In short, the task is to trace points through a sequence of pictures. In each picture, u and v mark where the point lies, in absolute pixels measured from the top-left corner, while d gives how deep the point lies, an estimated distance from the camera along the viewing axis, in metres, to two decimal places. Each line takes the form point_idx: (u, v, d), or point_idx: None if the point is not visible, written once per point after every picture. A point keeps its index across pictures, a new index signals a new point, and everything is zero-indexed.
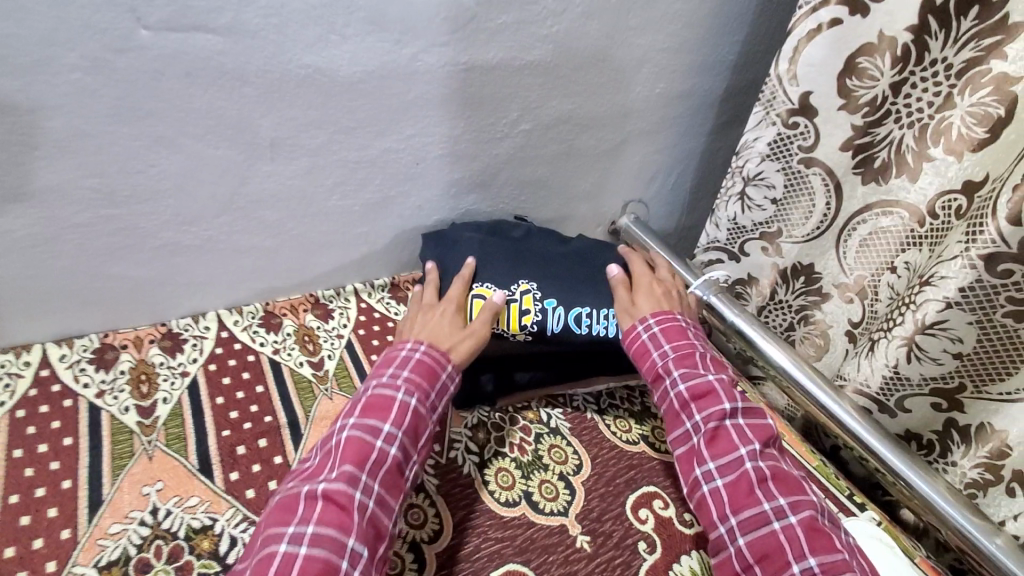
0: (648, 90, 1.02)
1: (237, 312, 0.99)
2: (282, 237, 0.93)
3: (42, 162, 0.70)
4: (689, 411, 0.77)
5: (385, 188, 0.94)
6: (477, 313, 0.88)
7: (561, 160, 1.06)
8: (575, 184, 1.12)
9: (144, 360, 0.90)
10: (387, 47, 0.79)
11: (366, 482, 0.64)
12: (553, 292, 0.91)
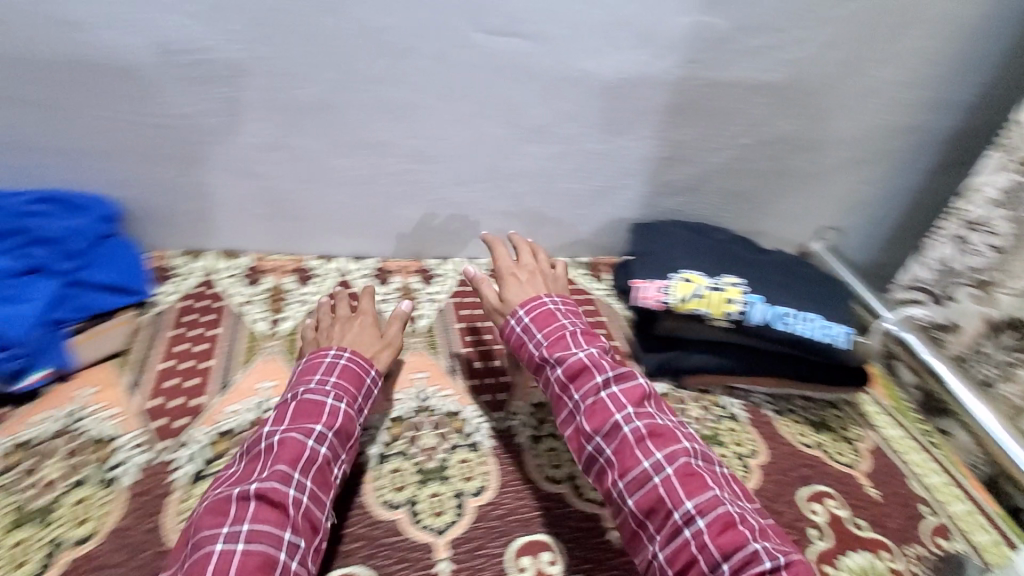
0: (763, 115, 1.18)
1: (355, 265, 1.28)
2: (422, 207, 1.22)
3: (312, 93, 1.00)
4: (646, 445, 0.77)
5: (525, 187, 1.23)
6: (685, 292, 1.10)
7: (677, 145, 1.19)
8: (668, 201, 1.30)
9: (406, 283, 1.26)
10: (588, 39, 1.00)
11: (298, 482, 0.76)
12: (751, 291, 1.12)
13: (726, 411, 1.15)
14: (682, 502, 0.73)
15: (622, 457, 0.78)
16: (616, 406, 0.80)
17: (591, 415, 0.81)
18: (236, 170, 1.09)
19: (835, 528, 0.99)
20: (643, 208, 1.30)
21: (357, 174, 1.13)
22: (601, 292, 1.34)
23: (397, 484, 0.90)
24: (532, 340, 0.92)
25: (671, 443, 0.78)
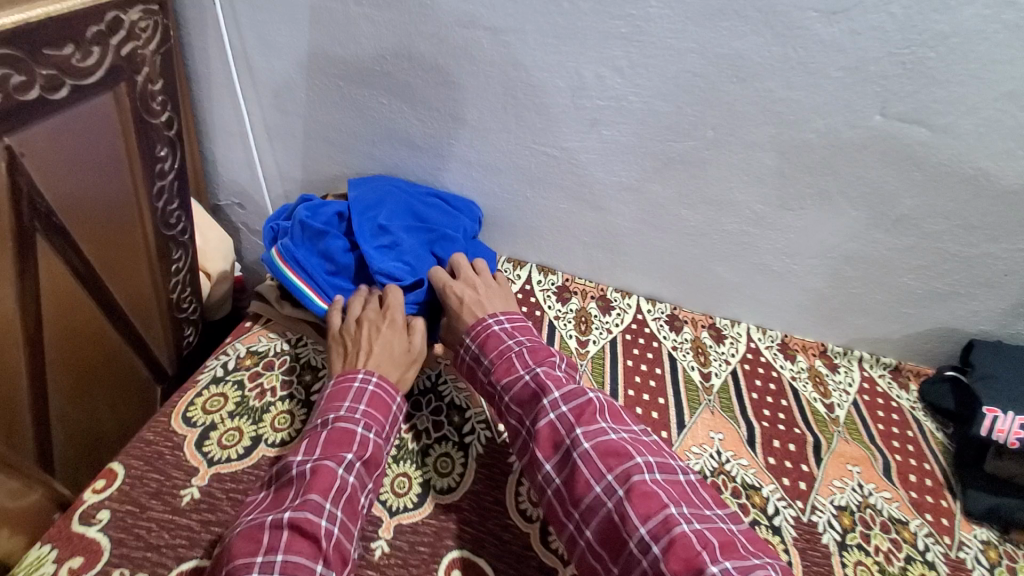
0: (1009, 194, 0.83)
1: (541, 275, 1.07)
2: (613, 236, 1.01)
3: (575, 99, 0.86)
4: (597, 471, 0.61)
5: (739, 235, 0.95)
6: None
7: (968, 248, 0.89)
8: (962, 314, 0.96)
9: (699, 338, 1.02)
10: (901, 92, 0.77)
11: (330, 512, 0.58)
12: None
13: (979, 547, 0.79)
14: (638, 522, 0.57)
15: (576, 487, 0.62)
16: (563, 428, 0.65)
17: (542, 446, 0.66)
18: (439, 140, 0.96)
19: None
20: (983, 328, 0.97)
21: (689, 226, 0.96)
22: (907, 403, 0.98)
23: (513, 482, 0.72)
24: (482, 372, 0.76)
25: (594, 427, 0.64)
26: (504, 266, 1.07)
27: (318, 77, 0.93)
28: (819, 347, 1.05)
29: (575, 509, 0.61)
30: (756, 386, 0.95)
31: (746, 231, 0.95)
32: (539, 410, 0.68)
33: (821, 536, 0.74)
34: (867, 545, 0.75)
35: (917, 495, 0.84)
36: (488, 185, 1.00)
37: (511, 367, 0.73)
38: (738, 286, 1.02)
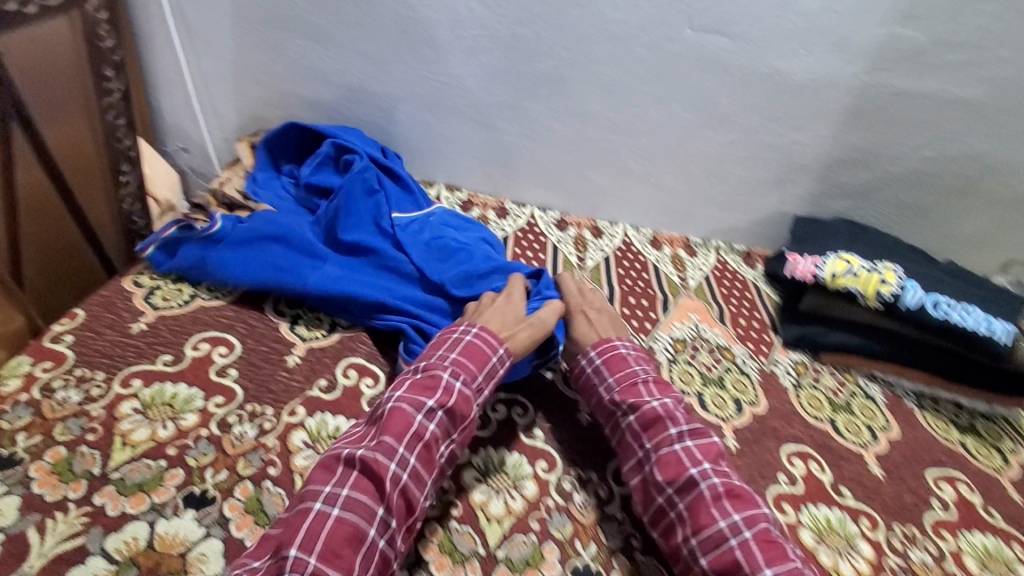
0: (801, 89, 1.04)
1: (449, 192, 1.26)
2: (501, 152, 1.21)
3: (454, 30, 1.06)
4: (721, 507, 0.68)
5: (602, 141, 1.16)
6: (840, 270, 0.95)
7: (781, 139, 1.10)
8: (788, 198, 1.17)
9: (581, 235, 1.22)
10: (700, 8, 0.98)
11: (403, 460, 0.65)
12: (913, 278, 0.93)
13: (789, 363, 0.97)
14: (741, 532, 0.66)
15: (678, 494, 0.70)
16: (689, 460, 0.72)
17: (627, 462, 0.76)
18: (351, 76, 1.15)
19: None
20: (807, 208, 1.18)
21: (562, 137, 1.16)
22: (751, 276, 1.18)
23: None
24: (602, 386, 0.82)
25: (663, 436, 0.74)
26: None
27: (245, 27, 1.11)
28: (683, 240, 1.25)
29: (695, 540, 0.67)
30: (623, 266, 1.15)
31: (607, 138, 1.15)
32: (658, 434, 0.75)
33: (655, 355, 0.94)
34: (693, 359, 0.95)
35: (743, 331, 1.02)
36: (397, 114, 1.19)
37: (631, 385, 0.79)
38: (610, 191, 1.23)
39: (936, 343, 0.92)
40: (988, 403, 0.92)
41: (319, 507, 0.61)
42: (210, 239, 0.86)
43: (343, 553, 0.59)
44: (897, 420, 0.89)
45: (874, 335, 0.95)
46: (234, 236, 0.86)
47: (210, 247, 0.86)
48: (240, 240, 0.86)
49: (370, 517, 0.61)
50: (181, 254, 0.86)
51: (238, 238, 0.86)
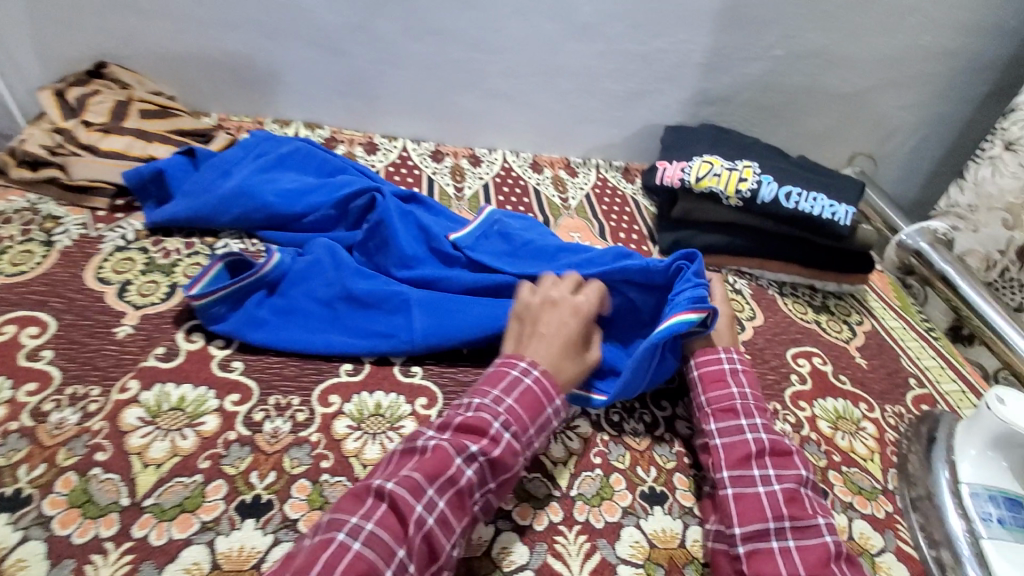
0: None
1: (308, 129, 1.13)
2: (360, 80, 1.10)
3: None
4: (793, 508, 0.56)
5: (467, 59, 1.08)
6: (704, 172, 1.00)
7: (646, 45, 1.08)
8: (659, 108, 1.18)
9: (458, 165, 1.15)
10: None
11: (430, 502, 0.50)
12: (769, 173, 0.98)
13: None
14: (801, 573, 0.52)
15: (743, 516, 0.56)
16: (758, 454, 0.60)
17: (739, 510, 0.57)
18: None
19: (923, 377, 0.89)
20: (677, 117, 1.19)
21: (424, 58, 1.07)
22: (630, 191, 1.18)
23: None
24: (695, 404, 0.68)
25: (790, 472, 0.59)
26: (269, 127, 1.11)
27: None
28: (563, 161, 1.22)
29: (742, 561, 0.54)
30: (503, 193, 1.10)
31: (472, 56, 1.08)
32: (731, 430, 0.63)
33: None
34: None
35: (623, 244, 1.03)
36: (231, 42, 1.04)
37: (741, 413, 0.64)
38: (484, 114, 1.16)
39: (792, 232, 0.98)
40: (837, 283, 1.01)
41: (332, 540, 0.47)
42: (288, 306, 0.71)
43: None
44: (761, 308, 0.94)
45: (739, 234, 0.99)
46: (290, 301, 0.71)
47: (291, 319, 0.70)
48: (301, 300, 0.72)
49: (388, 561, 0.47)
50: (222, 303, 0.69)
51: (302, 278, 0.73)
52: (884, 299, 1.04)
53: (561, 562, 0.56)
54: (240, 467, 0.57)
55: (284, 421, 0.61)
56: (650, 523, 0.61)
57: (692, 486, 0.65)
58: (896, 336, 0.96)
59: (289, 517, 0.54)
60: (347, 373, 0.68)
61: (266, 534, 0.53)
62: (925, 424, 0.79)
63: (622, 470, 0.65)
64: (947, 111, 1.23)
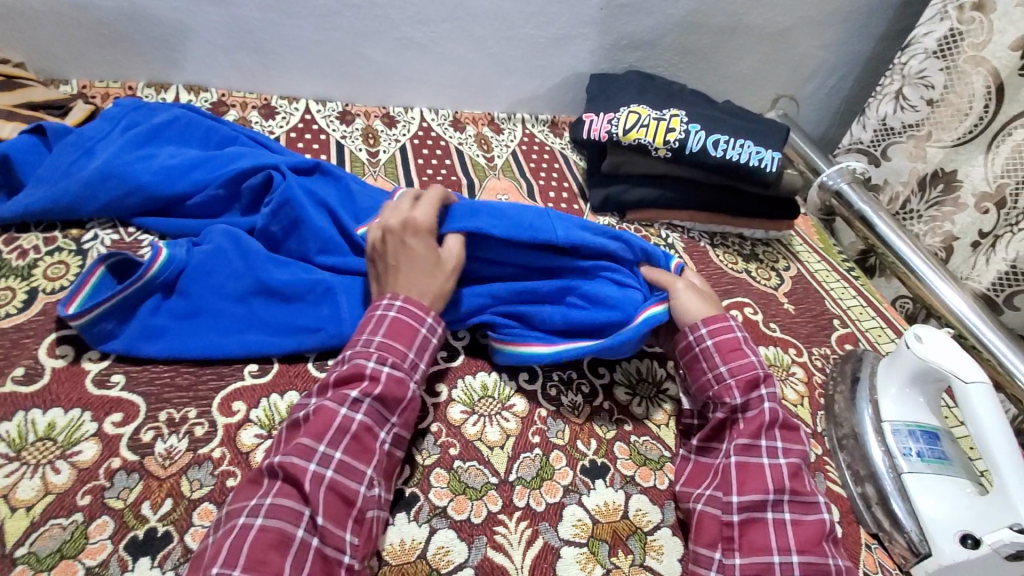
0: None
1: (192, 94, 0.99)
2: (247, 34, 0.96)
3: None
4: (798, 481, 0.56)
5: (369, 6, 0.96)
6: (631, 122, 0.95)
7: None
8: (583, 55, 1.11)
9: (371, 126, 1.04)
10: None
11: (325, 455, 0.49)
12: (696, 121, 0.95)
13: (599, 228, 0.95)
14: (792, 547, 0.52)
15: (744, 484, 0.56)
16: (762, 428, 0.59)
17: (740, 480, 0.56)
18: None
19: (846, 317, 0.91)
20: (602, 64, 1.14)
21: (319, 4, 0.94)
22: (558, 146, 1.13)
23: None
24: (705, 373, 0.64)
25: (797, 446, 0.59)
26: (143, 93, 0.96)
27: None
28: (486, 117, 1.14)
29: (735, 530, 0.54)
30: (422, 155, 1.02)
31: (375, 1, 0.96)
32: (750, 400, 0.61)
33: None
34: None
35: (553, 204, 0.98)
36: None
37: (761, 382, 0.62)
38: (394, 68, 1.05)
39: (720, 181, 0.96)
40: (764, 231, 1.01)
41: (234, 523, 0.45)
42: (192, 308, 0.62)
43: (270, 563, 0.43)
44: (693, 261, 0.93)
45: (669, 186, 0.97)
46: (192, 304, 0.62)
47: (196, 322, 0.62)
48: (205, 298, 0.63)
49: (299, 521, 0.46)
50: (108, 316, 0.59)
51: (205, 274, 0.64)
52: (808, 243, 1.05)
53: (502, 554, 0.53)
54: (127, 500, 0.51)
55: (180, 439, 0.55)
56: (592, 499, 0.59)
57: (633, 453, 0.64)
58: (820, 280, 0.98)
59: (191, 549, 0.49)
60: (252, 376, 0.61)
61: (165, 572, 0.47)
62: (850, 363, 0.80)
63: (562, 446, 0.62)
64: (861, 49, 1.23)
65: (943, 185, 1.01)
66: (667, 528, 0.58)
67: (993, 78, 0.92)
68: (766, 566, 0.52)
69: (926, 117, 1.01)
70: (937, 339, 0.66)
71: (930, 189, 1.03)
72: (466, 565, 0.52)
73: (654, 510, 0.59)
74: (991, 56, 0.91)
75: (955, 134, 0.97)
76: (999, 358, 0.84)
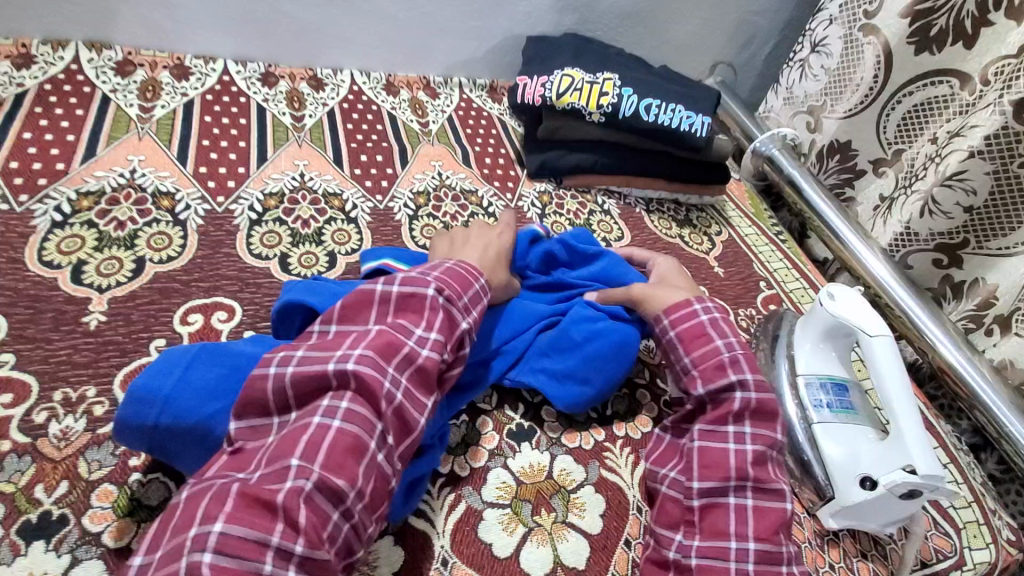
0: None
1: (95, 51, 0.91)
2: None
3: None
4: (766, 473, 0.55)
5: None
6: (565, 86, 0.94)
7: None
8: (522, 18, 1.08)
9: (296, 89, 0.99)
10: None
11: (327, 407, 0.44)
12: (629, 85, 0.94)
13: (534, 195, 0.94)
14: (750, 535, 0.53)
15: (704, 471, 0.56)
16: (729, 415, 0.57)
17: (703, 464, 0.56)
18: None
19: (772, 280, 0.94)
20: (540, 27, 1.11)
21: None
22: (496, 111, 1.10)
23: (34, 240, 0.65)
24: (676, 364, 0.64)
25: (766, 432, 0.57)
26: (37, 51, 0.87)
27: None
28: (421, 81, 1.09)
29: (695, 513, 0.55)
30: (352, 120, 0.97)
31: None
32: (716, 388, 0.59)
33: (396, 216, 0.84)
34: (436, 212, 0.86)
35: (489, 171, 0.96)
36: None
37: (728, 367, 0.60)
38: (320, 26, 0.99)
39: (654, 148, 0.96)
40: (698, 196, 1.03)
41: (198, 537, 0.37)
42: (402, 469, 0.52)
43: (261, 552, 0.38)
44: (629, 227, 0.94)
45: (604, 151, 0.96)
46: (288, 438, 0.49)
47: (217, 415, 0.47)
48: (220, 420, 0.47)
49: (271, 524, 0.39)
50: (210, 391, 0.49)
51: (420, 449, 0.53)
52: (740, 209, 1.08)
53: (424, 520, 0.53)
54: (18, 484, 0.48)
55: (78, 419, 0.52)
56: (517, 461, 0.59)
57: (559, 416, 0.64)
58: (750, 244, 1.00)
59: (89, 531, 0.47)
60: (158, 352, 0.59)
61: (61, 556, 0.45)
62: (772, 322, 0.82)
63: (489, 412, 0.62)
64: (798, 15, 1.25)
65: (840, 156, 1.06)
66: (590, 486, 0.60)
67: (881, 45, 0.95)
68: (722, 550, 0.52)
69: (823, 87, 1.06)
70: (848, 297, 0.69)
71: (829, 160, 1.08)
72: (386, 532, 0.51)
73: (578, 469, 0.60)
74: (880, 22, 0.95)
75: (847, 105, 1.03)
76: (907, 314, 0.90)
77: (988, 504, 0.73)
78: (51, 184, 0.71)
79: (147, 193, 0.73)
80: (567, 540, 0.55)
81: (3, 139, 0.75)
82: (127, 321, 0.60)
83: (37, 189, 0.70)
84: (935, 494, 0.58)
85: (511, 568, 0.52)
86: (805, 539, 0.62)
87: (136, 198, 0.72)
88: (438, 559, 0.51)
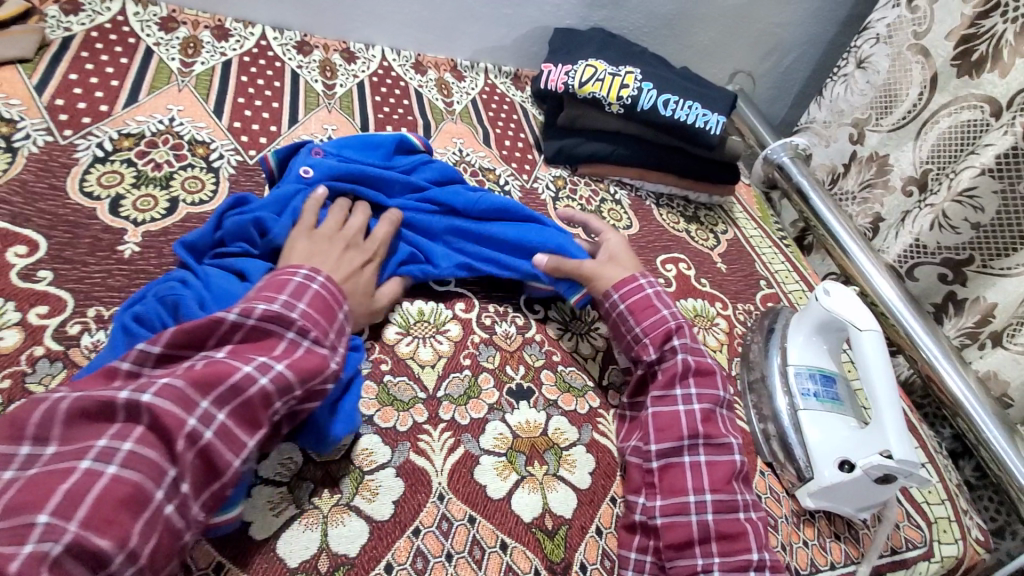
0: None
1: (141, 5, 0.95)
2: None
3: None
4: (713, 425, 0.60)
5: None
6: (586, 75, 0.98)
7: None
8: (551, 10, 1.12)
9: (329, 59, 1.02)
10: None
11: (102, 448, 0.38)
12: (649, 79, 0.97)
13: (549, 179, 0.98)
14: (705, 487, 0.57)
15: (661, 434, 0.60)
16: (679, 377, 0.63)
17: (657, 428, 0.60)
18: None
19: (772, 281, 0.97)
20: (568, 21, 1.14)
21: None
22: (518, 98, 1.13)
23: (76, 172, 0.68)
24: (627, 335, 0.67)
25: (710, 392, 0.62)
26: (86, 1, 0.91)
27: None
28: (449, 63, 1.13)
29: (656, 476, 0.59)
30: (380, 93, 1.01)
31: None
32: (665, 355, 0.65)
33: None
34: None
35: (508, 152, 1.00)
36: None
37: (674, 335, 0.66)
38: (357, 1, 1.03)
39: (669, 143, 1.00)
40: (709, 195, 1.06)
41: None
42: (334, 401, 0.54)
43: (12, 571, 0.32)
44: (638, 218, 0.97)
45: (621, 142, 1.00)
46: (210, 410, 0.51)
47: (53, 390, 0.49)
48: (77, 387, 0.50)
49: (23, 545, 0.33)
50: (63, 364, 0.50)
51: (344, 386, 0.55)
52: (748, 211, 1.11)
53: (423, 458, 0.56)
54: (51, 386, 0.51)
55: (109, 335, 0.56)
56: (515, 417, 0.62)
57: (557, 381, 0.67)
58: (754, 244, 1.04)
59: None
60: None
61: None
62: (768, 317, 0.85)
63: (490, 369, 0.65)
64: (819, 32, 1.28)
65: (874, 169, 1.08)
66: (582, 446, 0.63)
67: (928, 66, 0.98)
68: (682, 506, 0.56)
69: (868, 101, 1.08)
70: (843, 293, 0.71)
71: (864, 171, 1.10)
72: (389, 465, 0.55)
73: (572, 430, 0.64)
74: (929, 44, 0.98)
75: (891, 121, 1.04)
76: (900, 322, 0.93)
77: (961, 505, 0.76)
78: (94, 123, 0.75)
79: (183, 140, 0.77)
80: (556, 490, 0.58)
81: (51, 78, 0.79)
82: (159, 253, 0.64)
83: (81, 127, 0.73)
84: (908, 480, 0.61)
85: (501, 509, 0.55)
86: (781, 515, 0.65)
87: (173, 144, 0.76)
88: (434, 493, 0.54)
